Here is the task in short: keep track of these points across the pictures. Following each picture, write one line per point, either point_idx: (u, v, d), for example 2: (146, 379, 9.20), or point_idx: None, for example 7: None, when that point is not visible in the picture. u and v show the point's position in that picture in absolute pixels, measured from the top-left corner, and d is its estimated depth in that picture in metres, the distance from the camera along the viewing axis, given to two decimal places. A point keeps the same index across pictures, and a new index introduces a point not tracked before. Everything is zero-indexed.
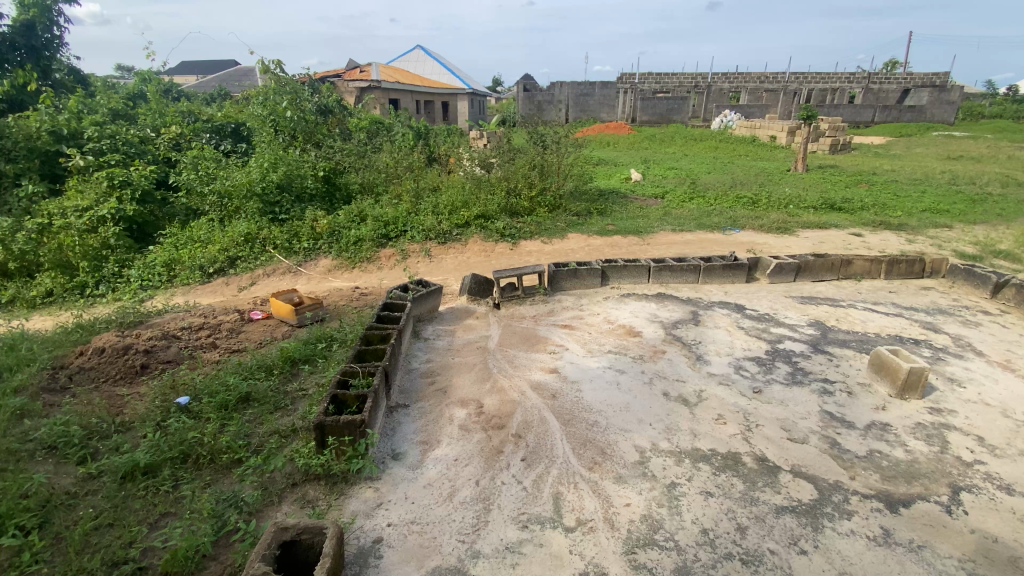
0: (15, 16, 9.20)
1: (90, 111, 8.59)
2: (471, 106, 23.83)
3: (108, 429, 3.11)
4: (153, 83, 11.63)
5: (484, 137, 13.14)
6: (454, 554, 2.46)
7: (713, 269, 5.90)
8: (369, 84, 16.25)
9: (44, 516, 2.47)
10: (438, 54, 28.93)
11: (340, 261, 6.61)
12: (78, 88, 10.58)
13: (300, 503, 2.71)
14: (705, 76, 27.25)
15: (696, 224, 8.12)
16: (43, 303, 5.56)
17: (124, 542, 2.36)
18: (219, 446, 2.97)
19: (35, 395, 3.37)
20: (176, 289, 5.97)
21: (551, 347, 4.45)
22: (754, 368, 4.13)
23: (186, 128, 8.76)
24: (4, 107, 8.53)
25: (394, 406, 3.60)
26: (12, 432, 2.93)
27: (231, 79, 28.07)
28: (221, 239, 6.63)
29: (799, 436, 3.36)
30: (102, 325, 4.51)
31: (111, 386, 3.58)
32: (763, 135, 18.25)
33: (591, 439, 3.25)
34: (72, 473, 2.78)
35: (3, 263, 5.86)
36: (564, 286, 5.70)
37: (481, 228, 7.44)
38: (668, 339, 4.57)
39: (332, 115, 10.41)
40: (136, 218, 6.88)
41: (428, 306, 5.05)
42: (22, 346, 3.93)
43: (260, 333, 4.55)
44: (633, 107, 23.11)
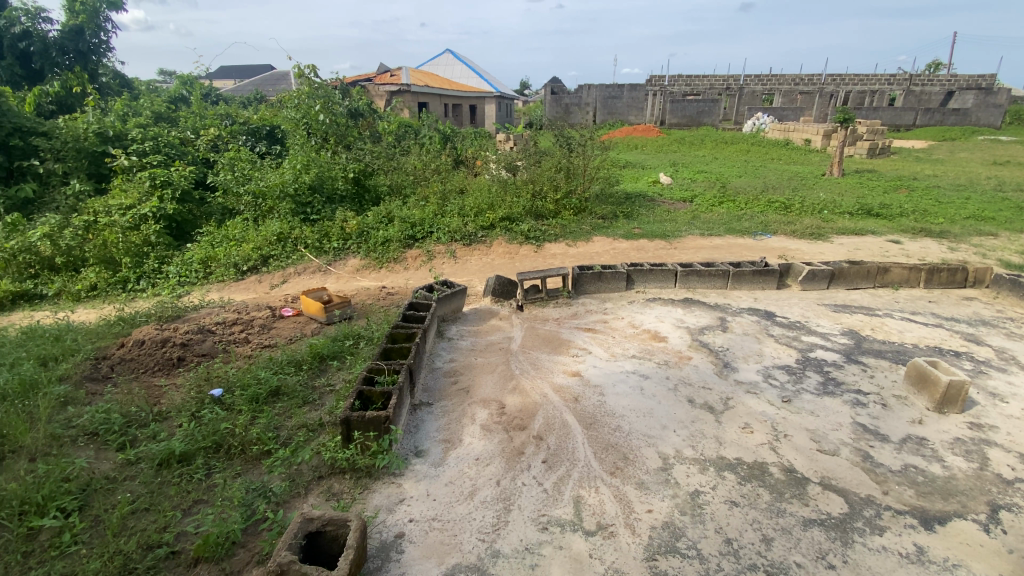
0: (65, 21, 9.75)
1: (135, 114, 9.00)
2: (498, 109, 24.00)
3: (146, 418, 3.24)
4: (193, 87, 12.11)
5: (510, 140, 13.19)
6: (474, 552, 2.48)
7: (743, 274, 5.78)
8: (399, 88, 16.54)
9: (84, 498, 2.60)
10: (467, 60, 29.31)
11: (368, 261, 6.73)
12: (123, 91, 11.07)
13: (325, 496, 2.77)
14: (736, 79, 26.80)
15: (725, 229, 7.97)
16: (87, 296, 5.82)
17: (158, 527, 2.46)
18: (250, 438, 3.07)
19: (78, 383, 3.55)
20: (211, 285, 6.17)
21: (574, 349, 4.44)
22: (783, 377, 4.03)
23: (223, 130, 9.11)
24: (56, 108, 8.98)
25: (417, 404, 3.65)
26: (56, 419, 3.09)
27: (268, 83, 29.02)
28: (254, 239, 6.84)
29: (829, 447, 3.26)
30: (142, 318, 4.71)
31: (149, 377, 3.74)
32: (797, 138, 17.81)
33: (613, 444, 3.23)
34: (112, 458, 2.92)
35: (51, 257, 6.16)
36: (588, 289, 5.68)
37: (507, 229, 7.48)
38: (694, 345, 4.50)
39: (363, 117, 10.62)
40: (175, 216, 7.16)
41: (452, 307, 5.11)
42: (67, 337, 4.13)
43: (290, 329, 4.67)
44: (661, 110, 22.86)
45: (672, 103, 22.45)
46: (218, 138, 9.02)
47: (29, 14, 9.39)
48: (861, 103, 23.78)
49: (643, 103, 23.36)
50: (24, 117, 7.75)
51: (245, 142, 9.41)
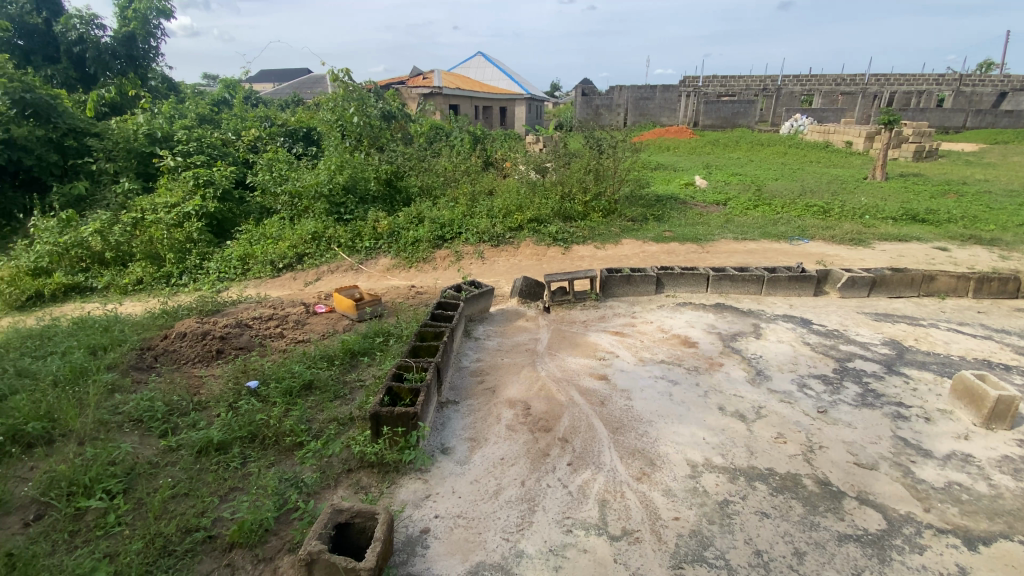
0: (119, 28, 10.28)
1: (181, 116, 9.40)
2: (529, 111, 24.04)
3: (186, 407, 3.38)
4: (235, 90, 12.56)
5: (540, 141, 13.19)
6: (498, 551, 2.49)
7: (778, 280, 5.63)
8: (431, 90, 16.77)
9: (128, 482, 2.72)
10: (498, 62, 29.53)
11: (398, 260, 6.84)
12: (171, 94, 11.56)
13: (354, 489, 2.83)
14: (773, 80, 26.11)
15: (759, 233, 7.77)
16: (133, 290, 6.10)
17: (196, 511, 2.56)
18: (284, 429, 3.16)
19: (125, 372, 3.73)
20: (249, 281, 6.39)
21: (600, 352, 4.41)
22: (820, 386, 3.90)
23: (263, 132, 9.42)
24: (109, 111, 9.48)
25: (444, 402, 3.69)
26: (104, 405, 3.26)
27: (306, 85, 29.90)
28: (291, 237, 7.05)
29: (867, 461, 3.14)
30: (184, 312, 4.91)
31: (190, 368, 3.90)
32: (838, 141, 17.21)
33: (640, 449, 3.19)
34: (154, 444, 3.05)
35: (102, 252, 6.48)
36: (617, 292, 5.62)
37: (535, 231, 7.49)
38: (725, 352, 4.41)
39: (396, 120, 10.82)
40: (216, 214, 7.44)
41: (479, 307, 5.15)
42: (115, 327, 4.35)
43: (323, 325, 4.79)
44: (695, 111, 22.47)
45: (706, 104, 22.06)
46: (257, 140, 9.34)
47: (85, 21, 9.95)
48: (907, 104, 22.80)
49: (676, 104, 22.99)
50: (79, 119, 8.21)
51: (282, 143, 9.71)
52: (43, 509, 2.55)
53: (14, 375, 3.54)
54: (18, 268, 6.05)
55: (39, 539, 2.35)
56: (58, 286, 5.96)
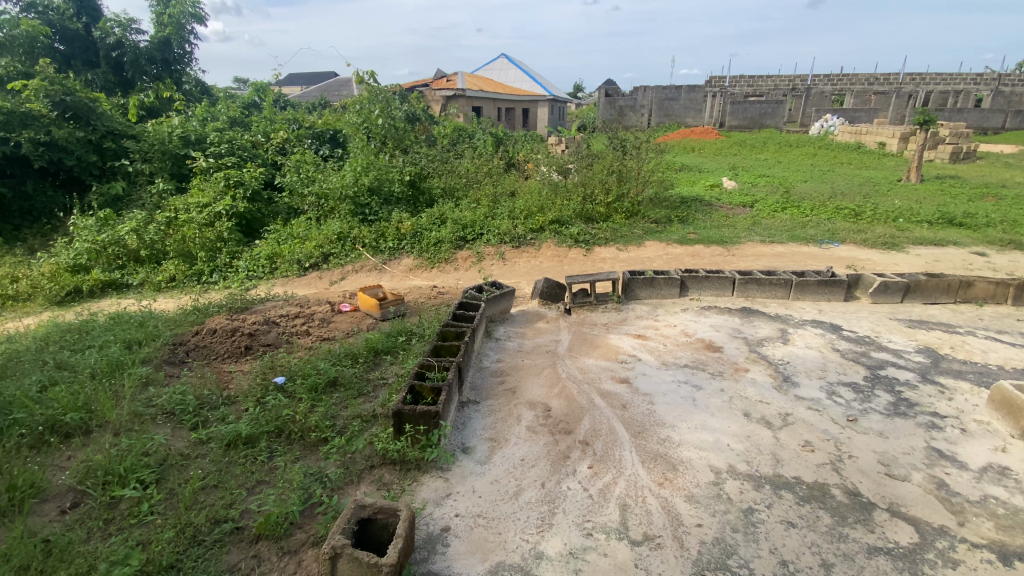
0: (155, 34, 10.65)
1: (213, 119, 9.69)
2: (552, 113, 24.00)
3: (216, 402, 3.47)
4: (265, 93, 12.88)
5: (562, 142, 13.14)
6: (518, 552, 2.49)
7: (807, 285, 5.49)
8: (454, 92, 16.90)
9: (160, 472, 2.82)
10: (521, 64, 29.62)
11: (420, 261, 6.92)
12: (204, 97, 11.92)
13: (376, 485, 2.87)
14: (802, 80, 25.51)
15: (787, 236, 7.60)
16: (167, 287, 6.30)
17: (225, 503, 2.63)
18: (309, 425, 3.23)
19: (158, 366, 3.86)
20: (276, 280, 6.55)
21: (622, 355, 4.37)
22: (849, 394, 3.79)
23: (291, 135, 9.65)
24: (145, 114, 9.81)
25: (464, 401, 3.71)
26: (139, 398, 3.38)
27: (332, 88, 30.43)
28: (317, 237, 7.19)
29: (899, 472, 3.03)
30: (215, 308, 5.05)
31: (220, 363, 4.01)
32: (870, 142, 16.71)
33: (662, 454, 3.16)
34: (185, 437, 3.15)
35: (137, 250, 6.70)
36: (639, 294, 5.57)
37: (556, 233, 7.48)
38: (751, 357, 4.32)
39: (420, 122, 10.95)
40: (245, 214, 7.63)
41: (500, 308, 5.16)
42: (149, 323, 4.50)
43: (347, 323, 4.87)
44: (721, 111, 22.12)
45: (732, 104, 21.69)
46: (285, 142, 9.56)
47: (122, 26, 10.32)
48: (943, 104, 22.00)
49: (701, 104, 22.65)
50: (117, 122, 8.52)
51: (310, 145, 9.91)
52: (79, 497, 2.65)
53: (55, 367, 3.69)
54: (59, 264, 6.31)
55: (76, 526, 2.45)
56: (96, 282, 6.20)
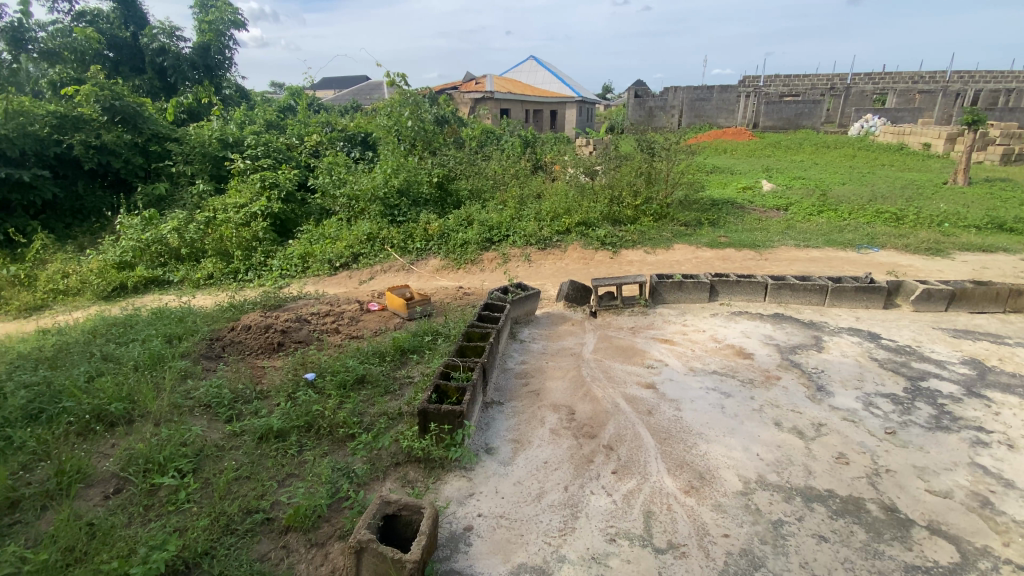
0: (196, 40, 11.15)
1: (251, 121, 10.04)
2: (581, 114, 23.86)
3: (250, 396, 3.59)
4: (300, 97, 13.24)
5: (590, 143, 13.08)
6: (540, 554, 2.49)
7: (844, 291, 5.31)
8: (483, 95, 17.03)
9: (197, 462, 2.93)
10: (551, 66, 29.67)
11: (447, 261, 6.98)
12: (243, 101, 12.36)
13: (401, 482, 2.91)
14: (841, 79, 24.67)
15: (823, 240, 7.36)
16: (205, 284, 6.55)
17: (257, 494, 2.72)
18: (338, 421, 3.30)
19: (196, 359, 4.02)
20: (308, 279, 6.72)
21: (649, 360, 4.32)
22: (888, 406, 3.64)
23: (324, 138, 9.91)
24: (187, 117, 10.22)
25: (489, 402, 3.73)
26: (178, 390, 3.53)
27: (364, 92, 31.12)
28: (347, 237, 7.34)
29: (940, 489, 2.90)
30: (249, 305, 5.23)
31: (254, 358, 4.15)
32: (914, 142, 16.02)
33: (689, 462, 3.10)
34: (221, 429, 3.27)
35: (178, 248, 6.98)
36: (667, 298, 5.49)
37: (582, 235, 7.45)
38: (783, 365, 4.20)
39: (449, 125, 11.06)
40: (280, 215, 7.87)
41: (525, 309, 5.17)
42: (188, 318, 4.69)
43: (374, 322, 4.96)
44: (755, 112, 21.59)
45: (767, 104, 21.15)
46: (319, 145, 9.82)
47: (167, 33, 10.80)
48: (994, 103, 20.92)
49: (734, 105, 22.17)
50: (161, 125, 8.93)
51: (342, 147, 10.16)
52: (121, 483, 2.78)
53: (101, 359, 3.88)
54: (106, 261, 6.62)
55: (118, 511, 2.57)
56: (140, 279, 6.49)
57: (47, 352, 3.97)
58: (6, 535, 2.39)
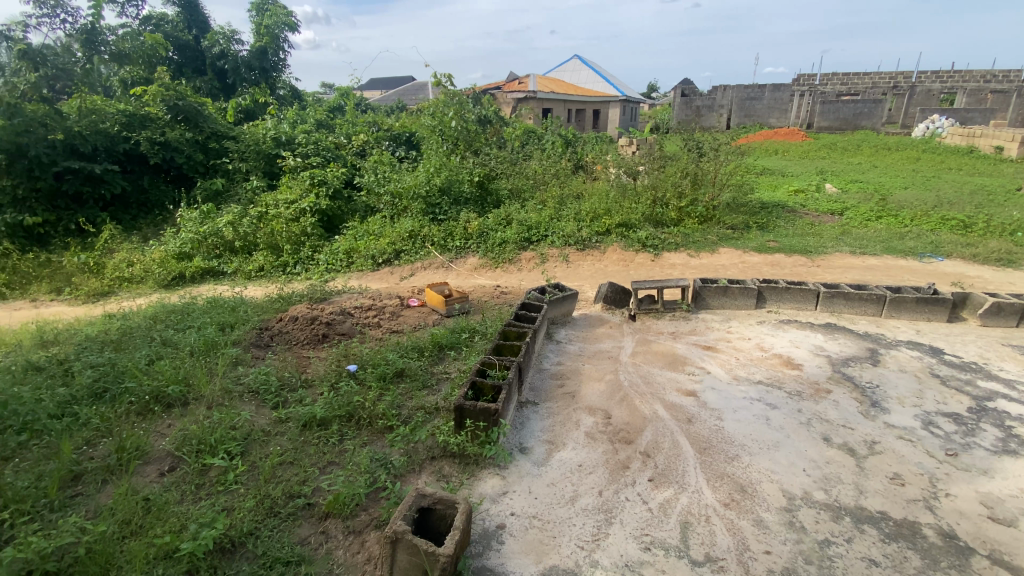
0: (254, 43, 11.70)
1: (302, 121, 10.44)
2: (625, 114, 23.48)
3: (295, 383, 3.73)
4: (349, 98, 13.70)
5: (633, 143, 12.84)
6: (573, 557, 2.47)
7: (904, 302, 5.00)
8: (525, 95, 17.05)
9: (244, 446, 3.07)
10: (595, 66, 29.38)
11: (485, 260, 7.02)
12: (295, 101, 12.86)
13: (436, 476, 2.95)
14: (905, 79, 23.27)
15: (881, 247, 6.96)
16: (256, 275, 6.84)
17: (299, 479, 2.82)
18: (377, 412, 3.39)
19: (247, 347, 4.22)
20: (352, 273, 6.92)
21: (690, 366, 4.20)
22: (949, 426, 3.40)
23: (370, 137, 10.19)
24: (244, 116, 10.75)
25: (524, 402, 3.73)
26: (230, 376, 3.71)
27: (409, 93, 31.83)
28: (390, 234, 7.51)
29: (1005, 517, 2.69)
30: (297, 297, 5.43)
31: (301, 349, 4.31)
32: (985, 145, 14.91)
33: (730, 474, 3.00)
34: (267, 415, 3.41)
35: (232, 241, 7.32)
36: (710, 303, 5.34)
37: (623, 237, 7.33)
38: (834, 377, 4.00)
39: (491, 124, 11.14)
40: (327, 211, 8.14)
41: (563, 309, 5.15)
42: (240, 308, 4.92)
43: (414, 318, 5.05)
44: (809, 112, 20.67)
45: (822, 104, 20.20)
46: (365, 144, 10.10)
47: (227, 37, 11.38)
48: None
49: (787, 104, 21.30)
50: (220, 124, 9.40)
51: (387, 146, 10.40)
52: (176, 462, 2.94)
53: (161, 344, 4.13)
54: (167, 251, 7.02)
55: (172, 487, 2.72)
56: (197, 269, 6.84)
57: (113, 336, 4.26)
58: (70, 505, 2.58)
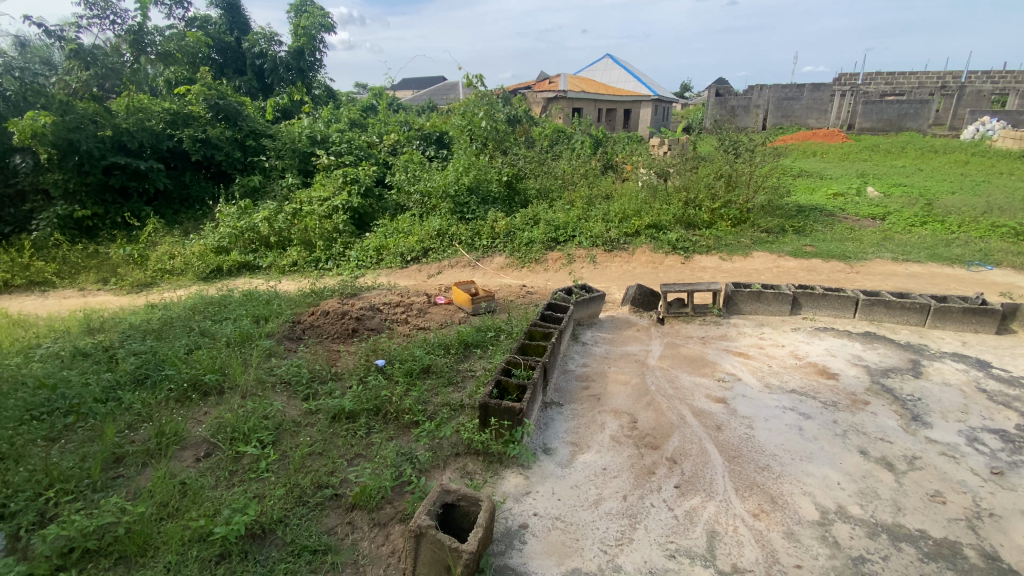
0: (292, 44, 12.02)
1: (337, 120, 10.67)
2: (656, 114, 23.12)
3: (325, 376, 3.81)
4: (381, 98, 13.93)
5: (665, 143, 12.62)
6: (596, 561, 2.45)
7: (949, 311, 4.76)
8: (556, 95, 16.99)
9: (276, 435, 3.16)
10: (627, 65, 29.04)
11: (512, 260, 7.03)
12: (329, 100, 13.13)
13: (460, 473, 2.98)
14: (955, 78, 22.19)
15: (926, 254, 6.66)
16: (290, 270, 7.04)
17: (328, 470, 2.89)
18: (404, 407, 3.43)
19: (280, 340, 4.34)
20: (381, 270, 7.03)
21: (719, 372, 4.11)
22: (996, 444, 3.23)
23: (402, 136, 10.33)
24: (281, 115, 11.05)
25: (549, 402, 3.72)
26: (263, 366, 3.82)
27: (440, 92, 32.17)
28: (419, 232, 7.59)
29: None
30: (329, 292, 5.56)
31: (331, 343, 4.40)
32: None
33: (759, 483, 2.92)
34: (298, 406, 3.49)
35: (267, 236, 7.54)
36: (742, 308, 5.21)
37: (652, 238, 7.22)
38: (871, 388, 3.85)
39: (521, 124, 11.16)
40: (358, 209, 8.30)
41: (590, 311, 5.10)
42: (274, 301, 5.06)
43: (441, 315, 5.10)
44: (850, 112, 19.93)
45: (865, 104, 19.44)
46: (396, 143, 10.24)
47: (267, 38, 11.72)
48: None
49: (827, 105, 20.58)
50: (257, 123, 9.68)
51: (418, 146, 10.53)
52: (211, 448, 3.05)
53: (199, 334, 4.29)
54: (206, 245, 7.28)
55: (207, 473, 2.82)
56: (234, 263, 7.08)
57: (154, 325, 4.44)
58: (112, 486, 2.70)
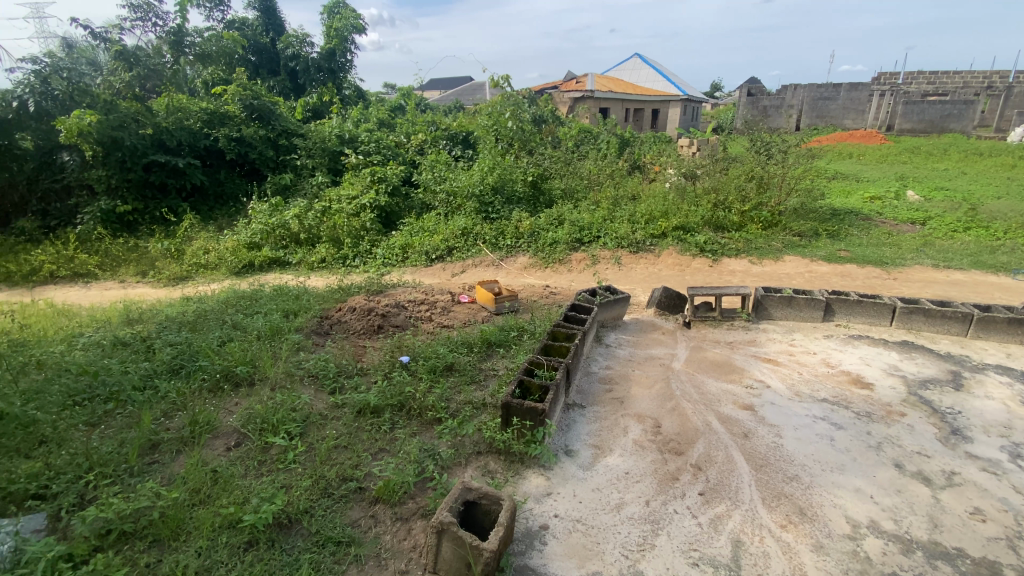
0: (324, 45, 12.26)
1: (366, 120, 10.84)
2: (685, 115, 22.76)
3: (352, 371, 3.88)
4: (409, 98, 14.10)
5: (694, 144, 12.40)
6: (617, 565, 2.43)
7: (993, 322, 4.55)
8: (583, 95, 16.89)
9: (303, 427, 3.23)
10: (656, 64, 28.66)
11: (535, 260, 7.03)
12: (359, 100, 13.35)
13: (482, 471, 2.99)
14: (1003, 78, 21.18)
15: (969, 261, 6.37)
16: (318, 266, 7.19)
17: (352, 463, 2.94)
18: (427, 404, 3.47)
19: (308, 334, 4.44)
20: (407, 268, 7.10)
21: (747, 379, 4.02)
22: None
23: (428, 136, 10.43)
24: (312, 115, 11.28)
25: (571, 404, 3.70)
26: (291, 360, 3.91)
27: (467, 92, 32.38)
28: (444, 231, 7.64)
29: None
30: (355, 289, 5.65)
31: (357, 338, 4.48)
32: None
33: (787, 494, 2.85)
34: (325, 399, 3.56)
35: (297, 233, 7.70)
36: (772, 314, 5.08)
37: (679, 240, 7.11)
38: (908, 399, 3.71)
39: (546, 125, 11.13)
40: (386, 207, 8.42)
41: (614, 313, 5.06)
42: (302, 297, 5.17)
43: (465, 314, 5.13)
44: (890, 112, 19.22)
45: (906, 104, 18.72)
46: (423, 142, 10.34)
47: (300, 40, 11.99)
48: None
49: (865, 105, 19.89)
50: (290, 122, 9.92)
51: (444, 145, 10.62)
52: (241, 438, 3.14)
53: (231, 326, 4.42)
54: (239, 240, 7.50)
55: (237, 462, 2.90)
56: (264, 258, 7.27)
57: (189, 317, 4.59)
58: (148, 471, 2.80)
